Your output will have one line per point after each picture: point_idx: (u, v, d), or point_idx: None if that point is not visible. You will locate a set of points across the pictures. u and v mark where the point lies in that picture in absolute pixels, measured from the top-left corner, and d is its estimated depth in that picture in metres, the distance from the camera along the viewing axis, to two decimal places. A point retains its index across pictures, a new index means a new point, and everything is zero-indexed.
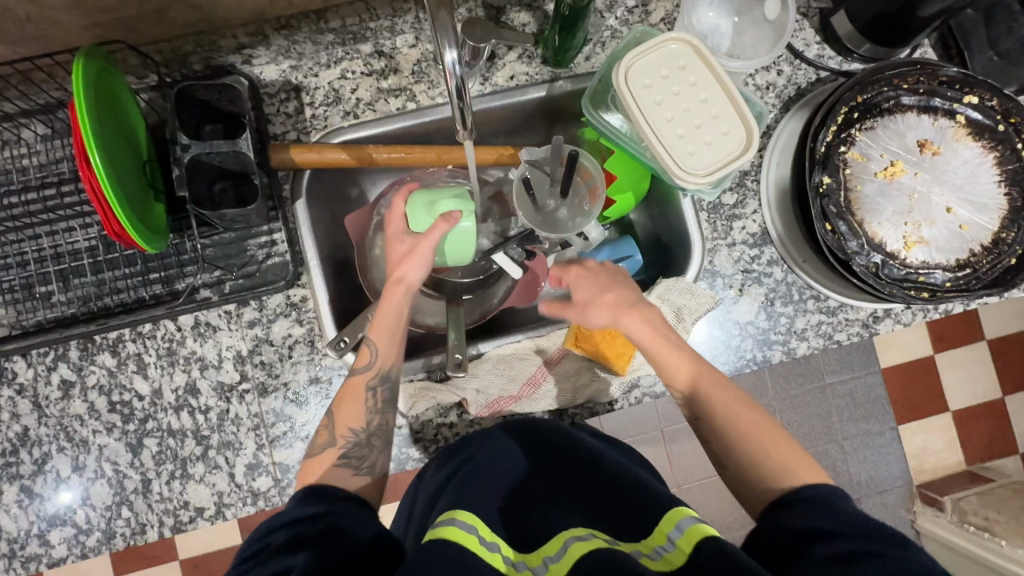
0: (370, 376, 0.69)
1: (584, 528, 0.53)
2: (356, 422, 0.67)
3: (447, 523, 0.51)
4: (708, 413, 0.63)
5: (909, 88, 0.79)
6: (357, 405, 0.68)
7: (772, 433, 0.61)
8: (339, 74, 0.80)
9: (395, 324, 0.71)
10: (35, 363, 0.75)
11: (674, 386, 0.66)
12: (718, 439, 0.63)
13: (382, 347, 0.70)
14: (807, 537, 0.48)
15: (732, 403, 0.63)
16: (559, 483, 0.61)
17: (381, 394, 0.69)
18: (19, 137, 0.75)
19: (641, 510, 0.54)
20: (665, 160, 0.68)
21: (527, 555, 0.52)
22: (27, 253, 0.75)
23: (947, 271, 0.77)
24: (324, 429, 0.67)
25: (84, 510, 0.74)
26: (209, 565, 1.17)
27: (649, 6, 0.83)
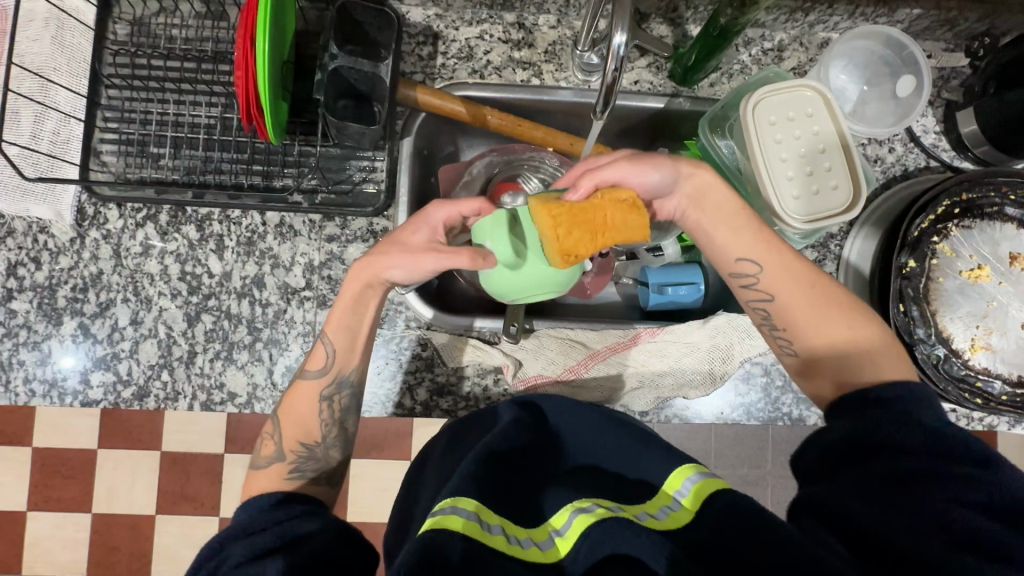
0: (322, 384, 0.68)
1: (587, 501, 0.55)
2: (309, 437, 0.67)
3: (448, 511, 0.51)
4: (796, 312, 0.62)
5: (1015, 200, 0.79)
6: (309, 419, 0.67)
7: (891, 347, 0.59)
8: (478, 34, 0.83)
9: (354, 325, 0.68)
10: (127, 215, 0.79)
11: (747, 270, 0.65)
12: (818, 353, 0.61)
13: (338, 353, 0.68)
14: (870, 451, 0.50)
15: (839, 322, 0.61)
16: (561, 475, 0.64)
17: (337, 403, 0.68)
18: (176, 8, 0.80)
19: (641, 492, 0.58)
20: (770, 195, 0.71)
21: (532, 531, 0.55)
22: (152, 113, 0.79)
23: (1007, 384, 0.77)
24: (269, 440, 0.67)
25: (128, 362, 0.78)
26: (192, 464, 1.12)
27: (784, 52, 0.85)
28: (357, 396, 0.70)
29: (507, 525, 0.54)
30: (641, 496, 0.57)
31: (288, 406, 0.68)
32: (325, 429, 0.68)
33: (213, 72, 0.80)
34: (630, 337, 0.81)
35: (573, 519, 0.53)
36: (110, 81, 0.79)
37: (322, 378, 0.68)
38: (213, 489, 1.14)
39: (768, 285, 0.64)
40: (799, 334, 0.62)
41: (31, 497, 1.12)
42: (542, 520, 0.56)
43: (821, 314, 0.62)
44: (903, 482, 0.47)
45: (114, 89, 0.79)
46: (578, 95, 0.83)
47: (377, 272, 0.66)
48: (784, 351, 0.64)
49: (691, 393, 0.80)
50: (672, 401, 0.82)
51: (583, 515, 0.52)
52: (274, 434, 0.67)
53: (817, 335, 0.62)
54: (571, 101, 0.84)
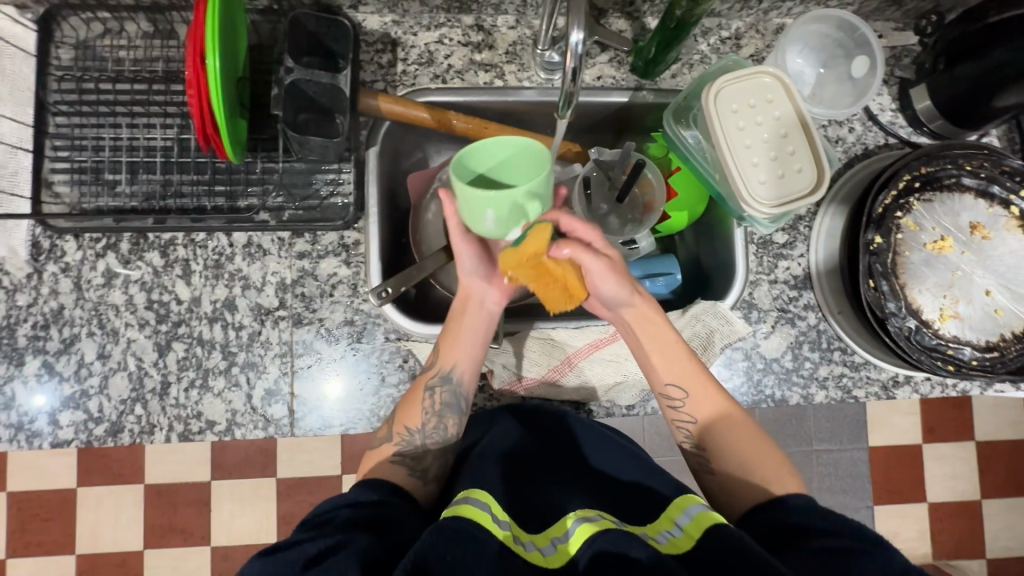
0: (430, 376, 0.71)
1: (591, 512, 0.55)
2: (412, 422, 0.68)
3: (462, 501, 0.53)
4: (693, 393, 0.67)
5: (971, 171, 0.82)
6: (414, 406, 0.69)
7: (753, 438, 0.65)
8: (437, 38, 0.83)
9: (455, 326, 0.72)
10: (86, 246, 0.76)
11: (673, 391, 0.68)
12: (708, 425, 0.66)
13: (444, 352, 0.71)
14: (796, 534, 0.53)
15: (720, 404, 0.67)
16: (563, 474, 0.66)
17: (440, 396, 0.70)
18: (122, 29, 0.77)
19: (649, 509, 0.60)
20: (737, 183, 0.71)
21: (535, 536, 0.55)
22: (104, 139, 0.77)
23: (976, 350, 0.79)
24: (384, 426, 0.70)
25: (99, 399, 0.75)
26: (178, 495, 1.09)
27: (741, 40, 0.86)
28: (461, 395, 0.70)
29: (513, 525, 0.55)
30: (642, 519, 0.58)
31: (405, 398, 0.71)
32: (427, 419, 0.69)
33: (166, 92, 0.77)
34: (609, 334, 0.80)
35: (576, 527, 0.53)
36: (57, 108, 0.76)
37: (430, 372, 0.71)
38: (199, 520, 1.11)
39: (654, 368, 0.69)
40: (694, 391, 0.67)
41: (15, 540, 1.09)
42: (546, 526, 0.56)
43: (709, 400, 0.67)
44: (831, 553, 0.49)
45: (63, 117, 0.76)
46: (543, 94, 0.83)
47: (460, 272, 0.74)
48: (680, 416, 0.68)
49: None
50: (656, 394, 0.82)
51: (585, 524, 0.53)
52: (388, 419, 0.70)
53: (712, 402, 0.67)
54: (536, 101, 0.84)
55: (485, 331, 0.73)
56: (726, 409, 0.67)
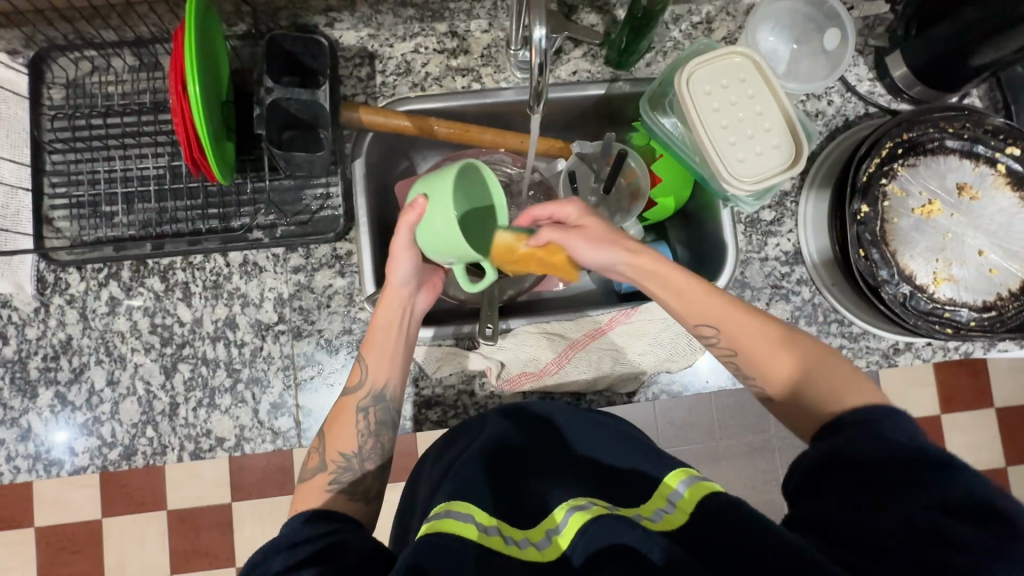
0: (360, 398, 0.71)
1: (582, 499, 0.55)
2: (349, 446, 0.69)
3: (444, 515, 0.52)
4: (740, 341, 0.65)
5: (953, 133, 0.82)
6: (347, 428, 0.70)
7: (815, 356, 0.62)
8: (412, 48, 0.84)
9: (382, 347, 0.72)
10: (88, 277, 0.79)
11: (705, 330, 0.67)
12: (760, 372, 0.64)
13: (373, 368, 0.71)
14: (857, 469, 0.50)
15: (782, 348, 0.64)
16: (550, 462, 0.63)
17: (372, 415, 0.71)
18: (109, 65, 0.80)
19: (635, 490, 0.58)
20: (715, 164, 0.71)
21: (528, 531, 0.54)
22: (99, 172, 0.79)
23: (974, 311, 0.78)
24: (315, 454, 0.68)
25: (111, 424, 0.77)
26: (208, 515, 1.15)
27: (713, 24, 0.87)
28: (392, 410, 0.73)
29: (502, 527, 0.54)
30: (632, 501, 0.57)
31: (333, 421, 0.70)
32: (362, 440, 0.70)
33: (155, 123, 0.80)
34: (604, 324, 0.82)
35: (569, 517, 0.52)
36: (53, 146, 0.78)
37: (361, 391, 0.71)
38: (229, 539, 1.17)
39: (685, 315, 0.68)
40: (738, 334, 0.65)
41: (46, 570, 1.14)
42: (539, 518, 0.55)
43: (759, 333, 0.65)
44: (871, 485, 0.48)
45: (58, 154, 0.79)
46: (520, 93, 0.84)
47: (386, 294, 0.71)
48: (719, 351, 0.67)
49: (674, 366, 0.81)
50: (657, 377, 0.82)
51: (579, 513, 0.52)
52: (319, 447, 0.68)
53: (756, 334, 0.65)
54: (514, 101, 0.85)
55: (408, 346, 0.74)
56: (777, 338, 0.64)
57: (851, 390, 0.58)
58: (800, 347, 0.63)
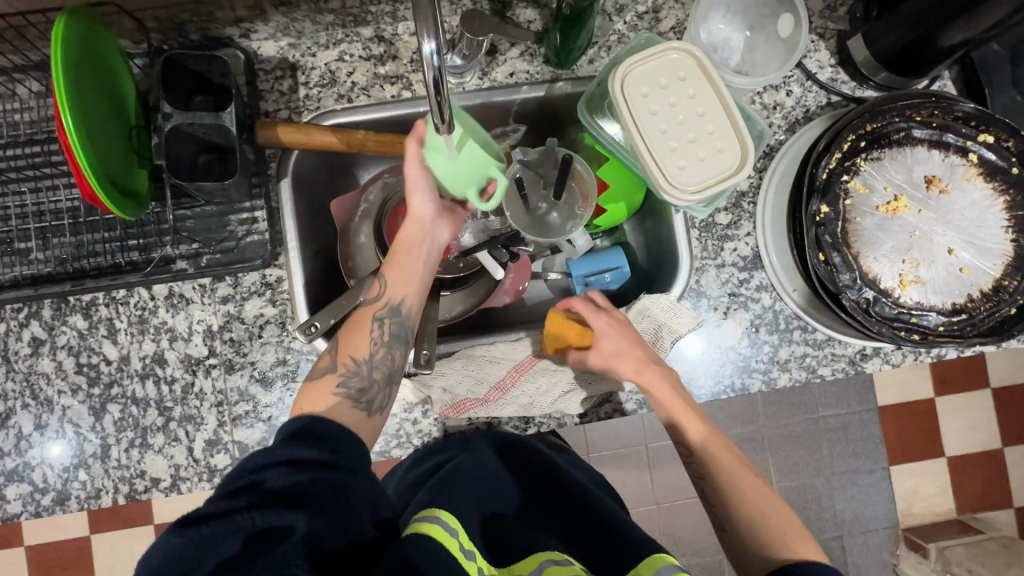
0: (378, 309, 0.67)
1: (561, 554, 0.51)
2: (360, 352, 0.64)
3: (429, 520, 0.49)
4: (710, 458, 0.66)
5: (921, 121, 0.75)
6: (363, 336, 0.65)
7: (770, 502, 0.62)
8: (336, 56, 0.79)
9: (404, 262, 0.69)
10: (8, 318, 0.75)
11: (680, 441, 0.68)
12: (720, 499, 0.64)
13: (392, 282, 0.68)
14: None
15: (752, 483, 0.64)
16: (541, 522, 0.63)
17: (387, 328, 0.66)
18: (13, 92, 0.75)
19: (618, 559, 0.56)
20: (653, 171, 0.66)
21: (497, 571, 0.51)
22: (10, 208, 0.75)
23: (942, 315, 0.73)
24: (325, 356, 0.64)
25: (41, 469, 0.74)
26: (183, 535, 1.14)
27: (659, 13, 0.80)
28: (408, 329, 0.68)
29: (479, 556, 0.50)
30: (614, 570, 0.54)
31: (349, 325, 0.66)
32: (375, 348, 0.65)
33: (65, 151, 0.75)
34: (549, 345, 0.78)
35: (544, 568, 0.49)
36: None
37: (378, 302, 0.67)
38: None
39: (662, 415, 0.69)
40: (706, 454, 0.66)
41: None
42: (512, 560, 0.52)
43: (732, 466, 0.65)
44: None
45: None
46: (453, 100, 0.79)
47: (410, 211, 0.69)
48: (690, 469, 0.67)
49: (626, 384, 0.77)
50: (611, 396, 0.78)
51: (556, 566, 0.49)
52: (331, 349, 0.64)
53: (734, 465, 0.66)
54: None
55: (430, 270, 0.71)
56: (749, 478, 0.64)
57: (798, 541, 0.59)
58: (763, 490, 0.63)
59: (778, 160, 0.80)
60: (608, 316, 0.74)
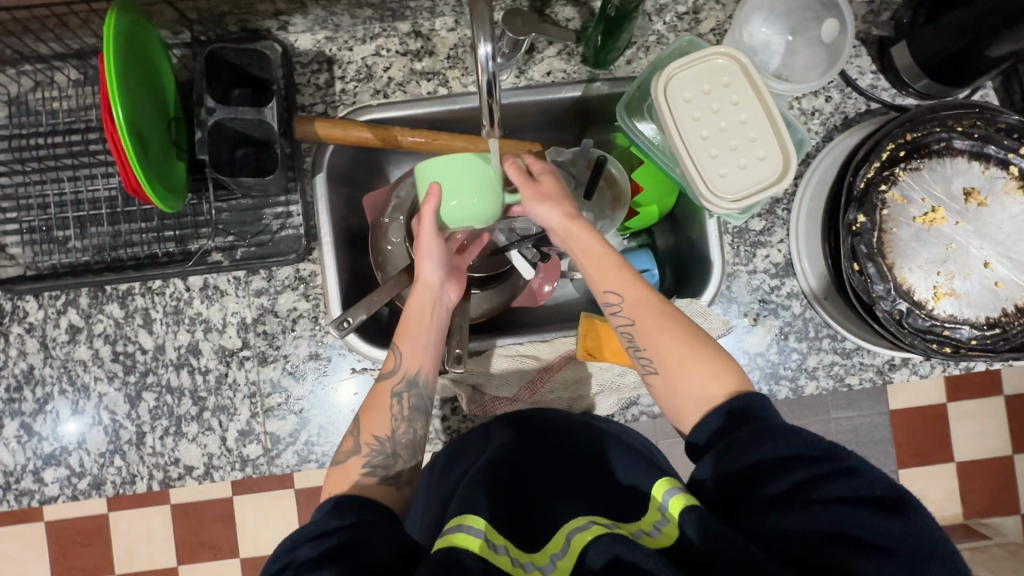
0: (394, 381, 0.66)
1: (583, 518, 0.52)
2: (382, 430, 0.64)
3: (455, 528, 0.50)
4: (642, 325, 0.62)
5: (963, 131, 0.75)
6: (381, 414, 0.65)
7: (717, 368, 0.59)
8: (373, 50, 0.78)
9: (416, 330, 0.68)
10: (46, 304, 0.76)
11: (609, 298, 0.64)
12: (664, 364, 0.61)
13: (408, 354, 0.67)
14: (779, 495, 0.48)
15: (692, 356, 0.60)
16: (537, 474, 0.62)
17: (406, 401, 0.66)
18: (52, 80, 0.75)
19: (633, 506, 0.55)
20: (693, 179, 0.66)
21: (534, 555, 0.51)
22: (48, 196, 0.76)
23: (975, 328, 0.73)
24: (348, 437, 0.64)
25: (78, 454, 0.76)
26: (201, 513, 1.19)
27: (700, 14, 0.79)
28: (427, 397, 0.67)
29: (510, 546, 0.51)
30: (630, 515, 0.54)
31: (368, 405, 0.66)
32: (396, 425, 0.65)
33: (102, 141, 0.76)
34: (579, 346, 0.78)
35: (572, 538, 0.49)
36: None
37: (395, 376, 0.66)
38: (226, 537, 1.20)
39: (594, 284, 0.64)
40: (639, 321, 0.62)
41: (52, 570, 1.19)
42: (544, 542, 0.52)
43: (666, 329, 0.61)
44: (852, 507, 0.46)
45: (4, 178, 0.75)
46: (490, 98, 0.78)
47: (421, 278, 0.69)
48: (619, 324, 0.64)
49: None
50: (638, 399, 0.78)
51: (580, 535, 0.49)
52: (353, 431, 0.65)
53: (665, 347, 0.61)
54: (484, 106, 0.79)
55: (442, 334, 0.71)
56: (690, 344, 0.60)
57: (723, 377, 0.58)
58: (710, 359, 0.59)
59: (815, 166, 0.79)
60: (551, 176, 0.69)
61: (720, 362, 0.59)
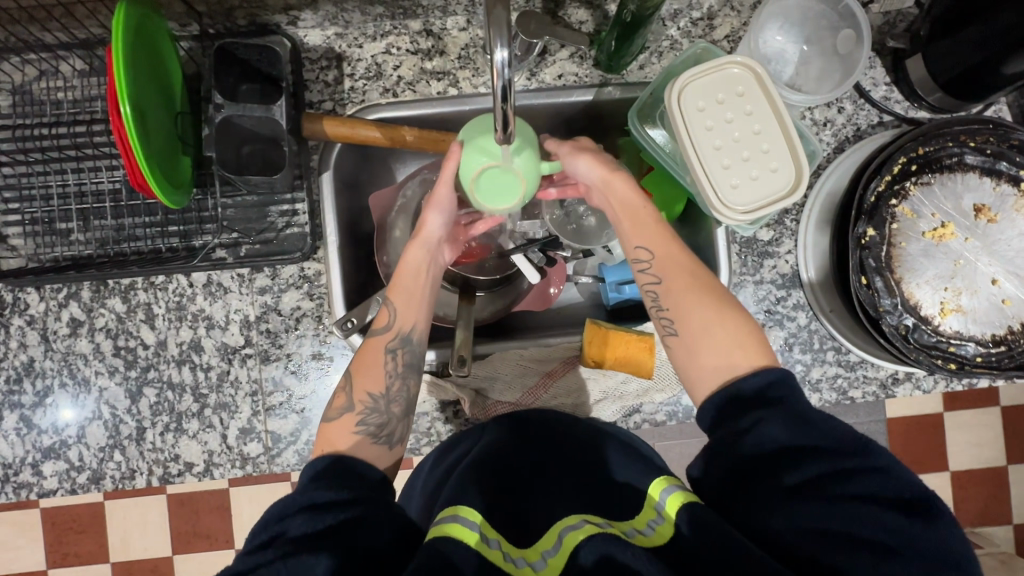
0: (389, 338, 0.65)
1: (575, 517, 0.51)
2: (376, 387, 0.63)
3: (449, 519, 0.50)
4: (670, 281, 0.62)
5: (975, 147, 0.74)
6: (374, 369, 0.64)
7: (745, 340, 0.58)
8: (383, 48, 0.77)
9: (416, 281, 0.67)
10: (48, 297, 0.76)
11: (640, 254, 0.64)
12: (686, 324, 0.60)
13: (403, 308, 0.66)
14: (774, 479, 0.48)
15: (717, 315, 0.59)
16: (525, 467, 0.61)
17: (401, 357, 0.65)
18: (57, 70, 0.74)
19: (626, 501, 0.54)
20: (705, 188, 0.65)
21: (525, 550, 0.50)
22: (52, 187, 0.75)
23: (981, 345, 0.73)
24: (340, 394, 0.62)
25: (78, 448, 0.75)
26: (196, 505, 1.18)
27: (714, 20, 0.78)
28: (420, 355, 0.67)
29: (503, 541, 0.51)
30: (621, 512, 0.53)
31: (360, 363, 0.64)
32: (389, 382, 0.64)
33: (107, 133, 0.75)
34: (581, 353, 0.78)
35: (565, 537, 0.49)
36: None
37: (390, 332, 0.65)
38: (220, 529, 1.20)
39: (625, 237, 0.66)
40: (667, 276, 0.62)
41: (46, 558, 1.19)
42: (534, 537, 0.51)
43: (692, 288, 0.61)
44: (840, 492, 0.47)
45: (7, 168, 0.74)
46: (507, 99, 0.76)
47: (421, 232, 0.67)
48: (645, 281, 0.64)
49: (657, 397, 0.77)
50: (641, 406, 0.78)
51: (573, 535, 0.48)
52: (345, 387, 0.63)
53: (692, 310, 0.60)
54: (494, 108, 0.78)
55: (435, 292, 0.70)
56: (715, 311, 0.60)
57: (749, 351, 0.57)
58: (734, 323, 0.59)
59: (825, 178, 0.79)
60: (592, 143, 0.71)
61: (746, 335, 0.58)
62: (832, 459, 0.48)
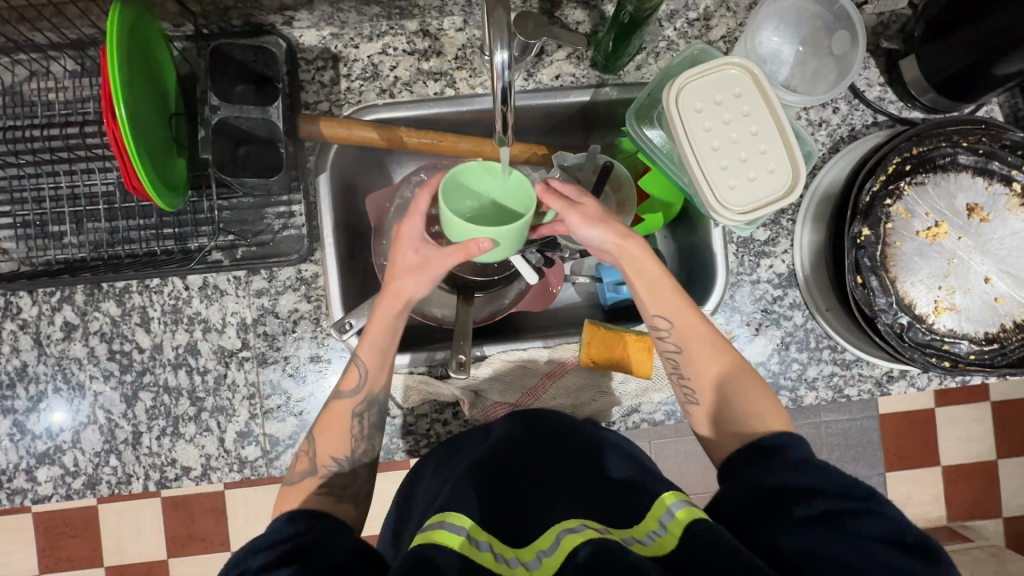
0: (355, 402, 0.65)
1: (574, 520, 0.51)
2: (340, 452, 0.64)
3: (437, 526, 0.50)
4: (691, 351, 0.63)
5: (968, 147, 0.75)
6: (340, 435, 0.64)
7: (753, 388, 0.61)
8: (379, 49, 0.77)
9: (385, 345, 0.65)
10: (40, 301, 0.75)
11: (660, 323, 0.64)
12: (703, 384, 0.62)
13: (372, 371, 0.65)
14: (777, 504, 0.49)
15: (732, 373, 0.62)
16: (526, 474, 0.60)
17: (366, 420, 0.66)
18: (48, 70, 0.73)
19: (627, 508, 0.54)
20: (703, 190, 0.65)
21: (520, 550, 0.51)
22: (44, 189, 0.74)
23: (974, 343, 0.74)
24: (303, 457, 0.63)
25: (73, 453, 0.75)
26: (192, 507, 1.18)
27: (711, 21, 0.79)
28: (384, 414, 0.68)
29: (496, 542, 0.51)
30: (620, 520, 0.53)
31: (323, 425, 0.65)
32: (355, 444, 0.65)
33: (100, 134, 0.74)
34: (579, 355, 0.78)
35: (562, 539, 0.49)
36: None
37: (357, 395, 0.65)
38: (216, 531, 1.19)
39: (643, 305, 0.65)
40: (688, 344, 0.63)
41: (40, 563, 1.18)
42: (533, 538, 0.52)
43: (711, 356, 0.62)
44: (835, 523, 0.48)
45: None
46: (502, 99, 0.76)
47: (395, 293, 0.64)
48: (664, 347, 0.65)
49: (656, 396, 0.78)
50: (639, 406, 0.79)
51: (570, 537, 0.48)
52: (308, 451, 0.63)
53: (709, 371, 0.62)
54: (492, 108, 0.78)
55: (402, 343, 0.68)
56: (730, 361, 0.63)
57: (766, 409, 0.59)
58: (748, 376, 0.62)
59: (820, 178, 0.80)
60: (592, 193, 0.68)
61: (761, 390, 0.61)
62: (835, 498, 0.48)
